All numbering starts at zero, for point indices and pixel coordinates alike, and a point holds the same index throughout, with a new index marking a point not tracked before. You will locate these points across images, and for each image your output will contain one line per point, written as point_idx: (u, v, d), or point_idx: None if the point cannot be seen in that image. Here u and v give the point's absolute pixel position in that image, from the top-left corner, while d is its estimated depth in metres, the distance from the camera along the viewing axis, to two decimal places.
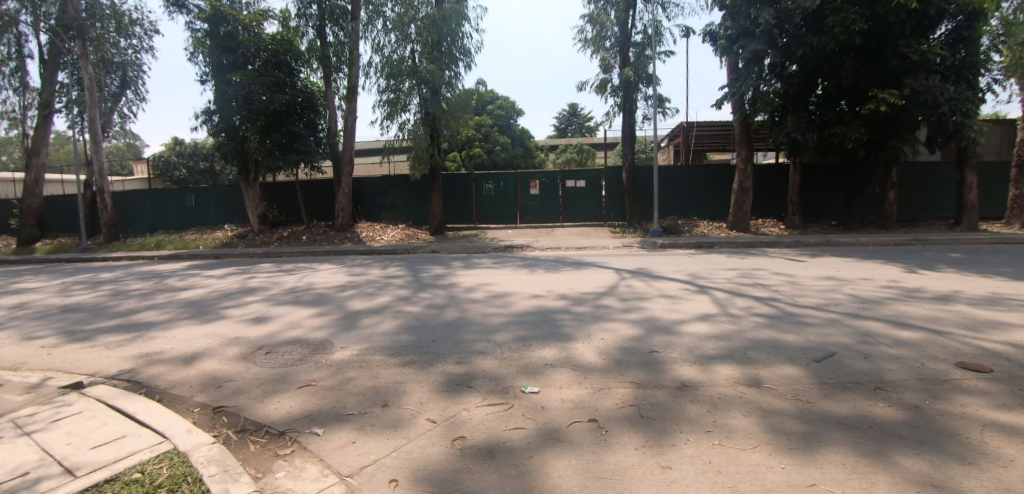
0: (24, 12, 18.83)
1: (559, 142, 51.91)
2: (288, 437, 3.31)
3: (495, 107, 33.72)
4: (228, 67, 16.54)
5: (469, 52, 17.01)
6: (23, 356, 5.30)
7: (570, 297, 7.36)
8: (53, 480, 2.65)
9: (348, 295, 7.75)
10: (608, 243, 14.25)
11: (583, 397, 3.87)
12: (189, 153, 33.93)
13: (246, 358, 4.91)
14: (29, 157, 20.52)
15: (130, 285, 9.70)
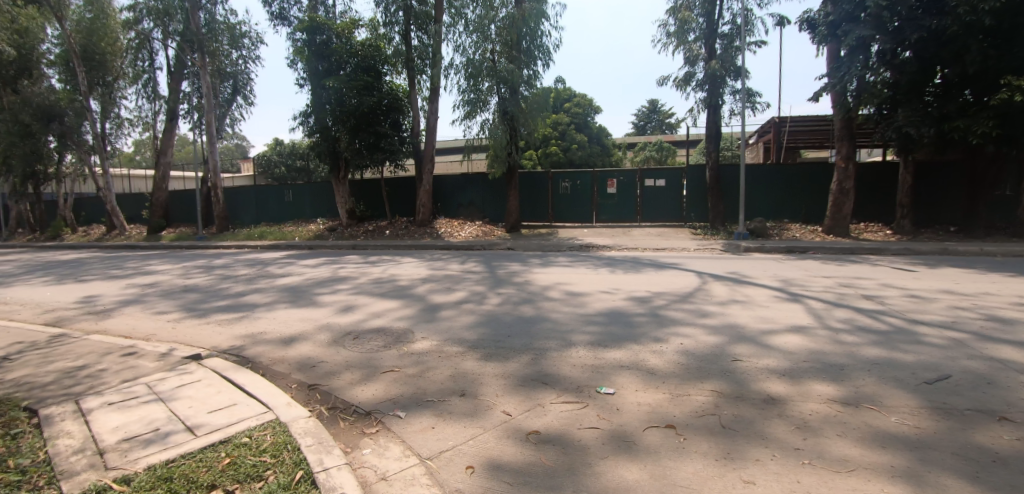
0: (156, 30, 21.49)
1: (638, 140, 50.46)
2: (374, 417, 3.51)
3: (572, 105, 33.47)
4: (323, 73, 17.81)
5: (548, 50, 17.03)
6: (153, 329, 6.06)
7: (647, 299, 7.13)
8: (180, 437, 3.01)
9: (428, 288, 8.07)
10: (688, 244, 13.66)
11: (660, 402, 3.73)
12: (288, 152, 37.00)
13: (336, 343, 5.28)
14: (158, 157, 23.34)
15: (237, 271, 10.77)
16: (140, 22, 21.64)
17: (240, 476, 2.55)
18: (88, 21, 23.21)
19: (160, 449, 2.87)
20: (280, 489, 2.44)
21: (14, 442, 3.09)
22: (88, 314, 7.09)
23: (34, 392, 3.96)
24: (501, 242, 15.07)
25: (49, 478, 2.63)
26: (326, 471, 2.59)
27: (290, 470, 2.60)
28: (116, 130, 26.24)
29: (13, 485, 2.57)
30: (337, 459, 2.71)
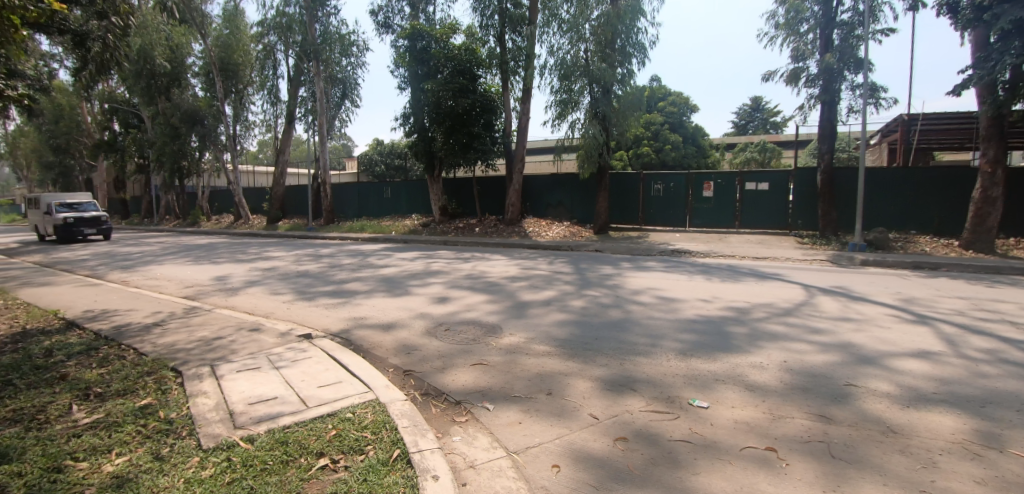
0: (279, 43, 24.02)
1: (738, 140, 47.25)
2: (463, 406, 3.61)
3: (667, 104, 32.20)
4: (422, 77, 18.81)
5: (643, 47, 16.52)
6: (273, 308, 6.75)
7: (746, 310, 6.64)
8: (295, 405, 3.34)
9: (516, 285, 8.18)
10: (794, 254, 12.56)
11: (759, 421, 3.44)
12: (388, 151, 39.47)
13: (430, 332, 5.52)
14: (278, 155, 25.95)
15: (343, 260, 11.68)
16: (266, 36, 24.26)
17: (344, 448, 2.76)
18: (226, 37, 26.43)
19: (278, 414, 3.20)
20: (380, 464, 2.60)
21: (164, 395, 3.62)
22: (221, 292, 8.07)
23: (179, 355, 4.58)
24: (589, 243, 14.88)
25: (191, 429, 3.05)
26: (420, 452, 2.71)
27: (388, 448, 2.77)
28: (245, 132, 29.64)
29: (165, 433, 3.02)
30: (430, 443, 2.82)
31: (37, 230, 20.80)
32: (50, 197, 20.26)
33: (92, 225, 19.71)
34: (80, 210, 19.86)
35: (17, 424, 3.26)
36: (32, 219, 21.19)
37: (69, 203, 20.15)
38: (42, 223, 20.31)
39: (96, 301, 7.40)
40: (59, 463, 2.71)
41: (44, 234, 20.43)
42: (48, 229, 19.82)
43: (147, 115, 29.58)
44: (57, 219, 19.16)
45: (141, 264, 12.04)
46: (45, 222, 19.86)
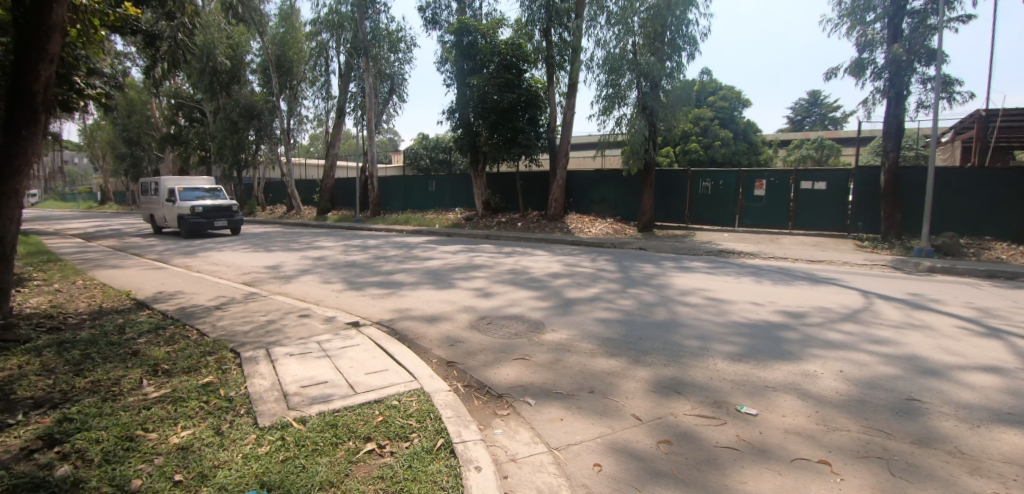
0: (331, 40, 24.81)
1: (793, 136, 45.03)
2: (505, 400, 3.65)
3: (717, 99, 31.12)
4: (468, 72, 18.97)
5: (694, 40, 16.02)
6: (324, 296, 7.03)
7: (799, 315, 6.36)
8: (344, 390, 3.47)
9: (559, 282, 8.15)
10: (852, 258, 11.90)
11: (812, 431, 3.27)
12: (433, 145, 40.13)
13: (474, 325, 5.61)
14: (328, 148, 26.82)
15: (389, 251, 12.00)
16: (319, 34, 25.11)
17: (391, 434, 2.84)
18: (281, 34, 27.54)
19: (328, 398, 3.32)
20: (425, 452, 2.65)
21: (224, 374, 3.84)
22: (276, 279, 8.47)
23: (237, 337, 4.85)
24: (633, 241, 14.63)
25: (248, 407, 3.22)
26: (463, 443, 2.75)
27: (433, 437, 2.82)
28: (298, 126, 30.89)
29: (225, 409, 3.20)
30: (473, 434, 2.85)
31: (157, 221, 18.35)
32: (172, 184, 17.84)
33: (221, 216, 17.07)
34: (206, 198, 17.36)
35: (97, 394, 3.55)
36: (149, 209, 18.85)
37: (195, 190, 17.61)
38: (163, 212, 17.81)
39: (164, 284, 7.93)
40: (131, 433, 2.93)
41: (163, 225, 17.98)
42: (171, 221, 17.34)
43: (209, 110, 31.30)
44: (183, 207, 16.68)
45: (202, 251, 12.78)
46: (168, 212, 17.37)
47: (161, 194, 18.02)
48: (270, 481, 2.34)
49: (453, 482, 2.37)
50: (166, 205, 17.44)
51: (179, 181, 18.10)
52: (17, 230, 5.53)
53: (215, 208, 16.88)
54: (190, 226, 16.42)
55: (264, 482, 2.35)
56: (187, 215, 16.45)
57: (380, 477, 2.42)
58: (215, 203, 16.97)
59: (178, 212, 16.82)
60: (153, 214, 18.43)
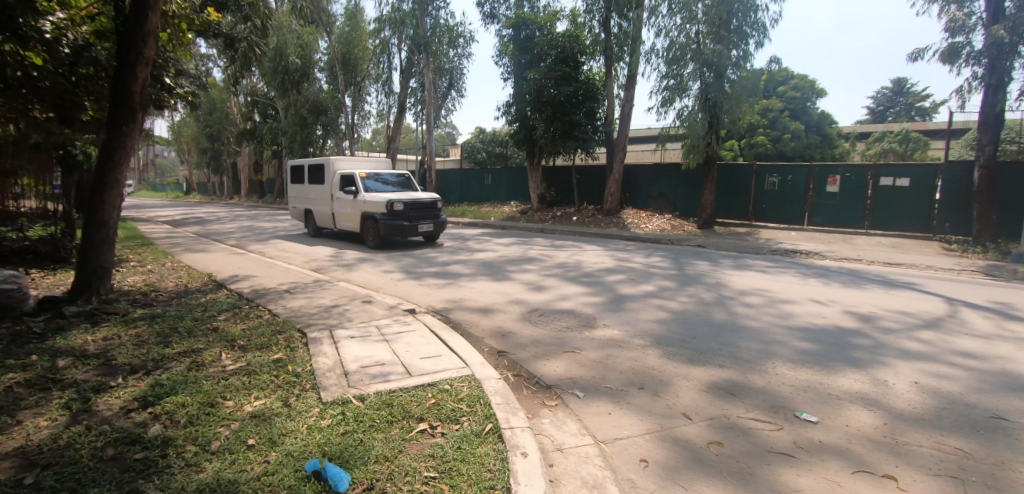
0: (393, 37, 25.63)
1: (873, 129, 41.55)
2: (554, 391, 3.69)
3: (788, 89, 29.40)
4: (525, 65, 19.02)
5: (763, 27, 15.19)
6: (384, 284, 7.35)
7: (872, 320, 5.93)
8: (400, 371, 3.65)
9: (612, 278, 8.05)
10: (937, 262, 10.91)
11: (881, 444, 3.05)
12: (489, 139, 40.62)
13: (526, 318, 5.69)
14: (389, 142, 27.75)
15: (445, 243, 12.30)
16: (382, 32, 25.95)
17: (442, 416, 2.95)
18: (347, 33, 28.76)
19: (385, 378, 3.51)
20: (474, 435, 2.75)
21: (292, 352, 4.12)
22: (340, 266, 8.94)
23: (304, 318, 5.21)
24: (691, 238, 14.15)
25: (312, 382, 3.45)
26: (511, 429, 2.81)
27: (482, 421, 2.91)
28: (362, 121, 32.27)
29: (292, 383, 3.46)
30: (521, 421, 2.91)
31: (320, 220, 13.51)
32: (344, 168, 12.77)
33: (425, 217, 11.55)
34: (396, 190, 12.05)
35: (183, 364, 3.94)
36: (308, 201, 14.02)
37: (381, 178, 12.34)
38: (333, 209, 12.82)
39: (241, 268, 8.58)
40: (212, 400, 3.24)
41: (333, 225, 13.01)
42: (348, 222, 12.31)
43: (281, 107, 33.22)
44: (373, 204, 11.39)
45: (273, 239, 13.62)
46: (344, 208, 12.34)
47: (328, 181, 13.06)
48: (331, 452, 2.52)
49: (500, 465, 2.45)
50: (344, 198, 12.27)
51: (354, 165, 12.94)
52: (120, 215, 6.18)
53: (417, 204, 11.43)
54: (385, 231, 11.10)
55: (325, 452, 2.53)
56: (381, 215, 11.14)
57: (430, 456, 2.54)
58: (416, 196, 11.51)
59: (361, 210, 11.70)
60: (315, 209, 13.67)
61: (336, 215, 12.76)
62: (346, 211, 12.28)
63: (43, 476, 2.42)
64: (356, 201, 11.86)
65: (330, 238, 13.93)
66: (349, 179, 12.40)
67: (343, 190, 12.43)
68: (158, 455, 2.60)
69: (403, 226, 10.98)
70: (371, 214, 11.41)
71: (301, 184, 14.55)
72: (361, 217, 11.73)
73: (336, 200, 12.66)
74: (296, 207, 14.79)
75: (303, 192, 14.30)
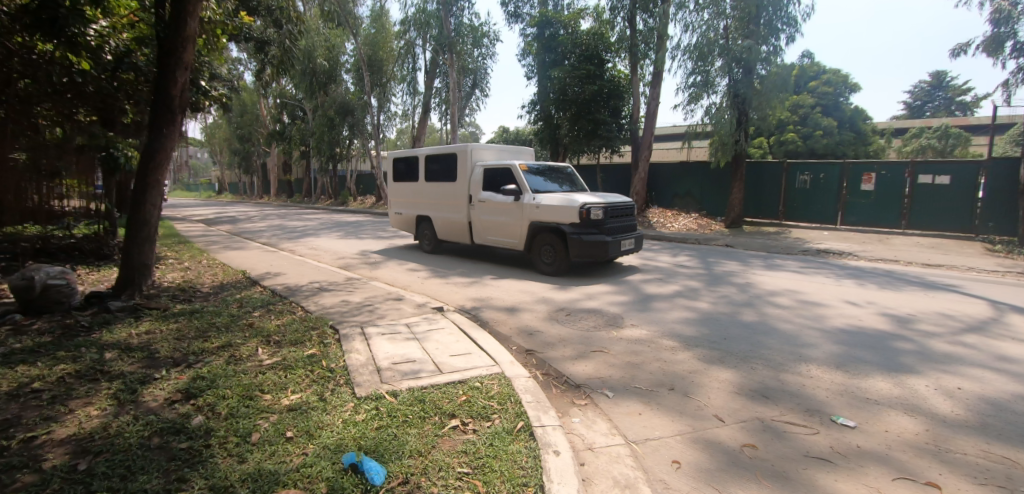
0: (418, 38, 25.91)
1: (911, 124, 40.00)
2: (583, 391, 3.68)
3: (820, 84, 28.56)
4: (550, 64, 19.03)
5: (795, 21, 14.78)
6: (411, 282, 7.44)
7: (911, 323, 5.71)
8: (431, 369, 3.70)
9: (639, 277, 7.97)
10: (981, 263, 10.44)
11: (924, 451, 2.94)
12: (513, 138, 40.68)
13: (552, 317, 5.68)
14: (414, 142, 28.09)
15: None
16: (407, 33, 26.22)
17: (474, 413, 2.98)
18: (373, 35, 29.21)
19: (416, 376, 3.55)
20: (506, 433, 2.76)
21: (325, 348, 4.22)
22: (368, 265, 9.09)
23: (335, 315, 5.32)
24: (719, 237, 13.90)
25: (346, 378, 3.53)
26: (542, 427, 2.82)
27: (513, 419, 2.93)
28: (388, 121, 32.72)
29: (327, 378, 3.54)
30: (552, 420, 2.92)
31: (445, 231, 10.14)
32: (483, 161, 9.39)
33: (623, 228, 8.19)
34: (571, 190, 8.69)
35: (222, 358, 4.07)
36: (421, 206, 10.67)
37: (543, 172, 8.96)
38: (474, 216, 9.38)
39: (274, 265, 8.82)
40: (251, 393, 3.34)
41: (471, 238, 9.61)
42: (503, 235, 8.86)
43: (309, 108, 33.96)
44: (555, 210, 7.95)
45: (303, 237, 13.96)
46: (494, 215, 8.93)
47: (462, 178, 9.60)
48: (366, 446, 2.57)
49: (533, 463, 2.46)
50: (498, 201, 8.83)
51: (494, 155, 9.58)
52: (161, 215, 6.44)
53: (613, 210, 8.05)
54: (574, 250, 7.76)
55: (361, 445, 2.59)
56: (572, 225, 7.78)
57: (463, 452, 2.56)
58: (609, 198, 8.14)
59: (533, 219, 8.26)
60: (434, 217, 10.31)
61: (480, 225, 9.29)
62: (501, 219, 8.82)
63: (96, 463, 2.55)
64: (517, 206, 8.52)
65: (452, 255, 10.61)
66: (505, 174, 8.97)
67: (492, 191, 9.04)
68: (201, 446, 2.69)
69: (603, 241, 7.62)
70: (549, 224, 8.05)
71: (407, 182, 11.11)
72: (528, 227, 8.36)
73: (479, 204, 9.25)
74: (396, 213, 11.41)
75: (412, 194, 10.87)
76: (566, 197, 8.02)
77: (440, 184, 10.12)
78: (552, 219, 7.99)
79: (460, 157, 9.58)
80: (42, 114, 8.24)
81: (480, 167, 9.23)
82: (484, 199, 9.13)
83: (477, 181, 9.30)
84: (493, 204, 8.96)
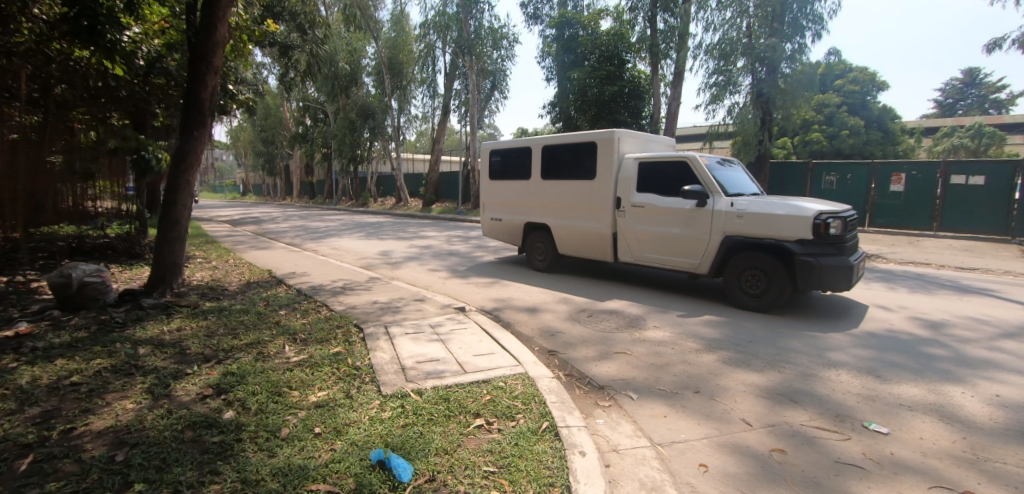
0: (438, 41, 26.14)
1: (942, 123, 38.76)
2: (607, 392, 3.66)
3: (846, 82, 27.90)
4: (570, 65, 19.00)
5: (821, 18, 14.49)
6: (432, 282, 7.50)
7: (944, 327, 5.54)
8: (454, 368, 3.72)
9: (660, 278, 7.89)
10: (1018, 266, 10.06)
11: (962, 460, 2.84)
12: None
13: (574, 317, 5.66)
14: (434, 144, 28.33)
15: (489, 242, 12.40)
16: (427, 36, 26.44)
17: (498, 413, 2.99)
18: (393, 38, 29.55)
19: (440, 375, 3.58)
20: (531, 432, 2.77)
21: (350, 347, 4.27)
22: (389, 265, 9.19)
23: (359, 315, 5.40)
24: None
25: (372, 376, 3.58)
26: (568, 428, 2.82)
27: (538, 419, 2.93)
28: (408, 123, 33.07)
29: (353, 376, 3.60)
30: (577, 420, 2.91)
31: (572, 244, 7.91)
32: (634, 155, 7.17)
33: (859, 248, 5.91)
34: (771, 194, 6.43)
35: (250, 355, 4.16)
36: (531, 211, 8.49)
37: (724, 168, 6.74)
38: (626, 226, 7.12)
39: (298, 265, 8.98)
40: (279, 390, 3.40)
41: (612, 255, 7.40)
42: (676, 253, 6.59)
43: (331, 110, 34.52)
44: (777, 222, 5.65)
45: (326, 237, 14.21)
46: (663, 225, 6.68)
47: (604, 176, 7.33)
48: (393, 442, 2.60)
49: (559, 463, 2.46)
50: (667, 207, 6.60)
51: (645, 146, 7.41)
52: (190, 215, 6.59)
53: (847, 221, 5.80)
54: (802, 276, 5.51)
55: (387, 442, 2.62)
56: (803, 243, 5.51)
57: (488, 451, 2.57)
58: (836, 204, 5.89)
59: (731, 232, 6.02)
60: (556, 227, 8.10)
61: (633, 238, 7.06)
62: (672, 232, 6.57)
63: (132, 454, 2.63)
64: (697, 213, 6.32)
65: (566, 272, 8.49)
66: (675, 169, 6.71)
67: (654, 192, 6.81)
68: (233, 440, 2.76)
69: (849, 265, 5.32)
70: (759, 240, 5.78)
71: (507, 180, 8.90)
72: (719, 244, 6.15)
73: (631, 210, 7.02)
74: (488, 218, 9.29)
75: (515, 195, 8.71)
76: (786, 203, 5.72)
77: (562, 183, 7.90)
78: (764, 233, 5.73)
79: (602, 147, 7.30)
80: (77, 118, 8.30)
81: (634, 160, 7.03)
82: (641, 203, 6.90)
83: (625, 179, 7.09)
84: (656, 210, 6.74)
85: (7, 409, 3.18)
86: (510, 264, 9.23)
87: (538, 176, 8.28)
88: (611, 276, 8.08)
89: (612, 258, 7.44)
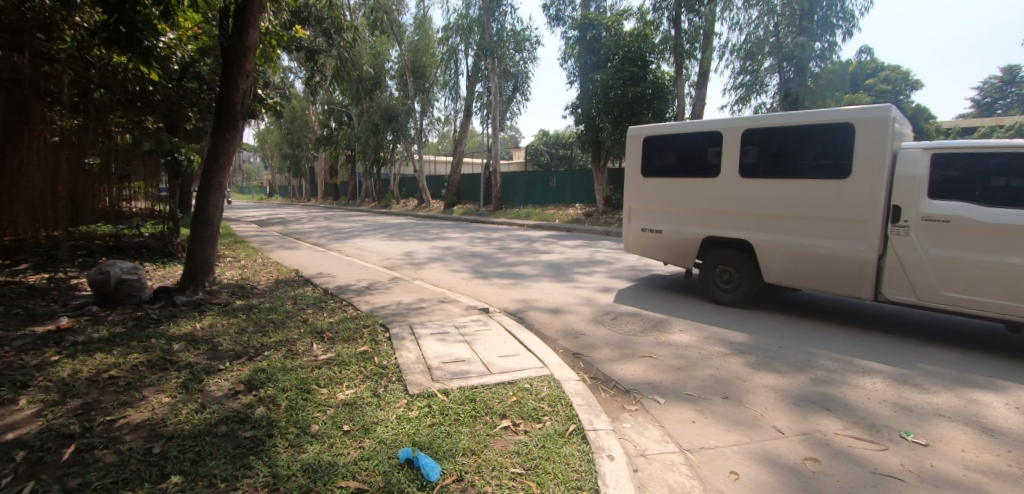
0: (460, 44, 26.34)
1: (980, 122, 37.29)
2: (633, 395, 3.62)
3: (878, 81, 27.10)
4: (592, 66, 18.93)
5: (852, 15, 14.11)
6: (454, 283, 7.55)
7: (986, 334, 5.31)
8: (479, 369, 3.73)
9: (685, 281, 7.77)
10: None
11: (1008, 473, 2.72)
12: (553, 142, 40.67)
13: (597, 319, 5.61)
14: (456, 146, 28.53)
15: (510, 244, 12.41)
16: (450, 39, 26.66)
17: (524, 414, 2.98)
18: (416, 42, 29.90)
19: (465, 376, 3.59)
20: (557, 435, 2.75)
21: (377, 346, 4.32)
22: (413, 265, 9.28)
23: (384, 314, 5.46)
24: None
25: (398, 375, 3.61)
26: (595, 431, 2.79)
27: (564, 422, 2.91)
28: (430, 126, 33.38)
29: (380, 375, 3.64)
30: (604, 424, 2.88)
31: (792, 269, 5.71)
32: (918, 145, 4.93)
33: None
34: None
35: (280, 353, 4.25)
36: (720, 222, 6.27)
37: None
38: (915, 250, 4.83)
39: (324, 265, 9.15)
40: (308, 387, 3.46)
41: (871, 289, 5.17)
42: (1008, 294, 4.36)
43: (355, 113, 35.08)
44: None
45: (350, 238, 14.43)
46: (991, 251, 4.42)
47: (869, 176, 5.08)
48: (421, 442, 2.63)
49: (587, 466, 2.44)
50: (999, 224, 4.36)
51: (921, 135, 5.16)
52: (221, 215, 6.78)
53: None
54: None
55: (415, 441, 2.64)
56: None
57: (516, 452, 2.57)
58: None
59: None
60: (767, 247, 5.87)
61: (925, 268, 4.79)
62: (1007, 262, 4.33)
63: (168, 447, 2.70)
64: None
65: (754, 306, 6.34)
66: (999, 166, 4.48)
67: (963, 201, 4.60)
68: (265, 435, 2.82)
69: None
70: None
71: (676, 179, 6.71)
72: None
73: (920, 225, 4.78)
74: (634, 229, 7.18)
75: (687, 200, 6.57)
76: None
77: (779, 183, 5.76)
78: None
79: (866, 129, 5.08)
80: (115, 122, 8.67)
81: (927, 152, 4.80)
82: (943, 216, 4.65)
83: (908, 179, 4.88)
84: (975, 228, 4.50)
85: (51, 401, 3.32)
86: (657, 290, 7.14)
87: (734, 174, 6.11)
88: (687, 289, 7.31)
89: (869, 295, 5.21)
